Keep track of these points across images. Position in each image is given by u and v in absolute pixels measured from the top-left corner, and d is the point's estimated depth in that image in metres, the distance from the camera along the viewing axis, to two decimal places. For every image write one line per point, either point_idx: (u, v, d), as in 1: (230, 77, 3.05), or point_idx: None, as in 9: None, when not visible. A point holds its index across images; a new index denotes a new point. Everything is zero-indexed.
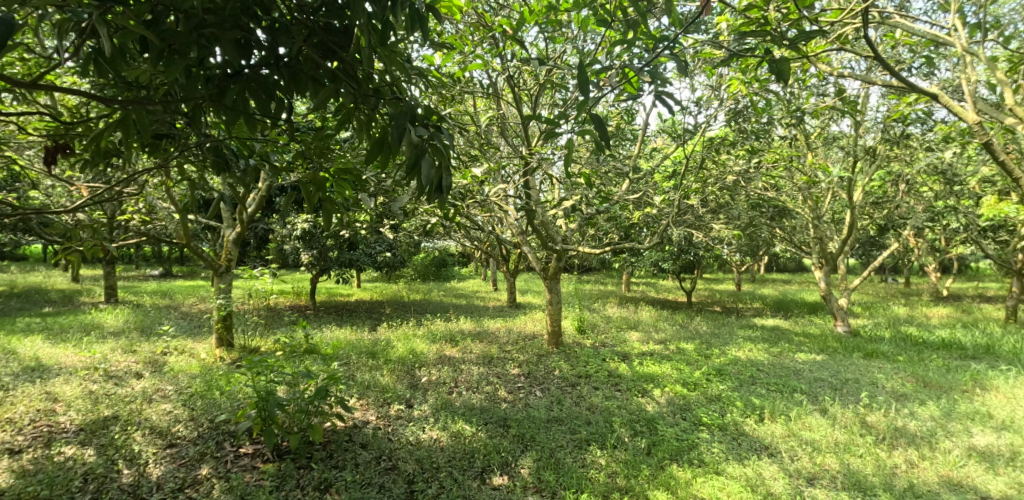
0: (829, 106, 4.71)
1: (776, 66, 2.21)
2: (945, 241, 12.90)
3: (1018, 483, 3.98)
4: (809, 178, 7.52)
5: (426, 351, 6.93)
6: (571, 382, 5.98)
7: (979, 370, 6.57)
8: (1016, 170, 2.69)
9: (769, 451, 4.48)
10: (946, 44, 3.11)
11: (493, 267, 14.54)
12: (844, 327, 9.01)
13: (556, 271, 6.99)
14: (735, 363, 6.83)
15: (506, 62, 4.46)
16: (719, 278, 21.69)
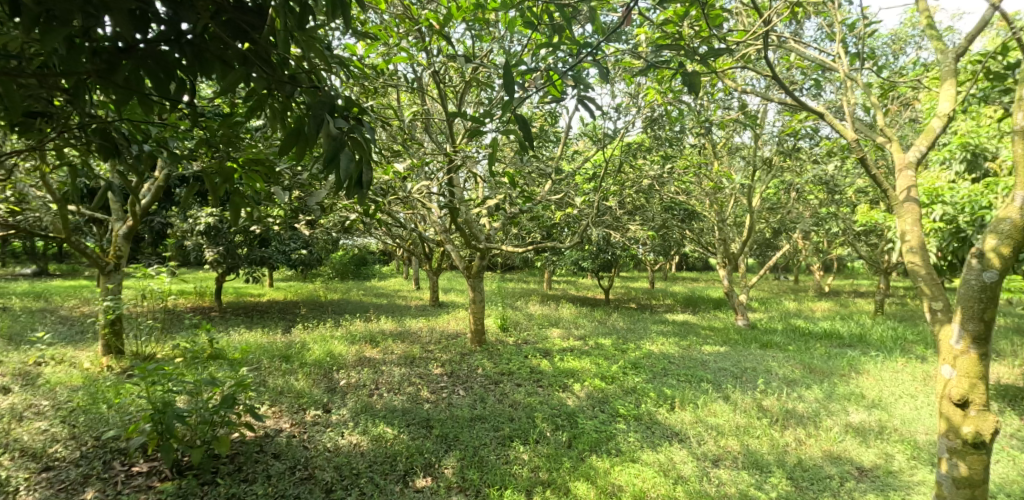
0: (734, 118, 5.05)
1: (689, 79, 2.32)
2: (828, 243, 14.20)
3: (886, 453, 4.46)
4: (714, 184, 8.02)
5: (344, 353, 6.74)
6: (494, 380, 6.04)
7: (855, 356, 7.30)
8: (885, 183, 3.00)
9: (680, 437, 4.74)
10: (832, 69, 3.55)
11: (414, 266, 14.39)
12: (744, 321, 9.68)
13: (478, 270, 7.02)
14: (649, 356, 7.17)
15: (432, 57, 4.42)
16: (635, 276, 22.63)
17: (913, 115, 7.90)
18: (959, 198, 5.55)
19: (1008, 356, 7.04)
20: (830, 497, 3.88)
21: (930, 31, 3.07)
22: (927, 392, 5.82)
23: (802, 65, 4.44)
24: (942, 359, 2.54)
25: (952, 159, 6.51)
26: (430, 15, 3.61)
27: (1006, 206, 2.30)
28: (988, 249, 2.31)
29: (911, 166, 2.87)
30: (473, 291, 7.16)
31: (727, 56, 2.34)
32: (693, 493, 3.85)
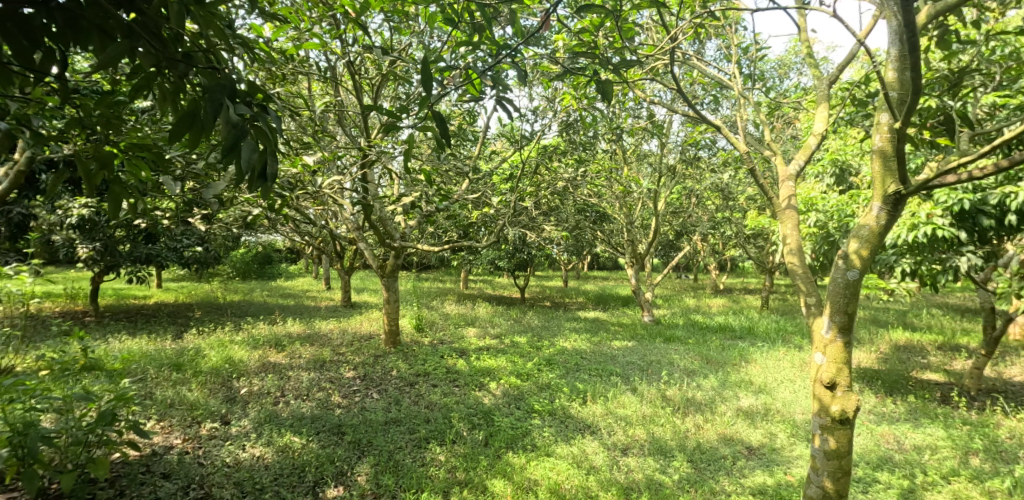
0: (643, 126, 5.31)
1: (602, 87, 2.42)
2: (723, 245, 15.28)
3: (770, 433, 4.87)
4: (624, 188, 8.40)
5: (245, 359, 6.39)
6: (409, 381, 5.96)
7: (745, 347, 7.90)
8: (771, 192, 3.28)
9: (591, 429, 4.91)
10: (728, 87, 3.81)
11: (324, 265, 13.90)
12: (650, 317, 10.19)
13: (392, 269, 6.90)
14: (562, 352, 7.37)
15: (347, 47, 4.30)
16: (548, 275, 23.12)
17: (796, 130, 8.68)
18: (831, 206, 6.18)
19: (871, 343, 7.92)
20: (725, 476, 4.19)
21: (809, 59, 3.40)
22: (804, 377, 6.42)
23: (702, 80, 4.75)
24: (813, 347, 2.79)
25: (826, 172, 7.23)
26: (346, 3, 3.50)
27: (865, 214, 2.59)
28: (850, 252, 2.60)
29: (791, 178, 3.16)
30: (387, 291, 7.03)
31: (638, 68, 2.47)
32: (603, 482, 4.02)
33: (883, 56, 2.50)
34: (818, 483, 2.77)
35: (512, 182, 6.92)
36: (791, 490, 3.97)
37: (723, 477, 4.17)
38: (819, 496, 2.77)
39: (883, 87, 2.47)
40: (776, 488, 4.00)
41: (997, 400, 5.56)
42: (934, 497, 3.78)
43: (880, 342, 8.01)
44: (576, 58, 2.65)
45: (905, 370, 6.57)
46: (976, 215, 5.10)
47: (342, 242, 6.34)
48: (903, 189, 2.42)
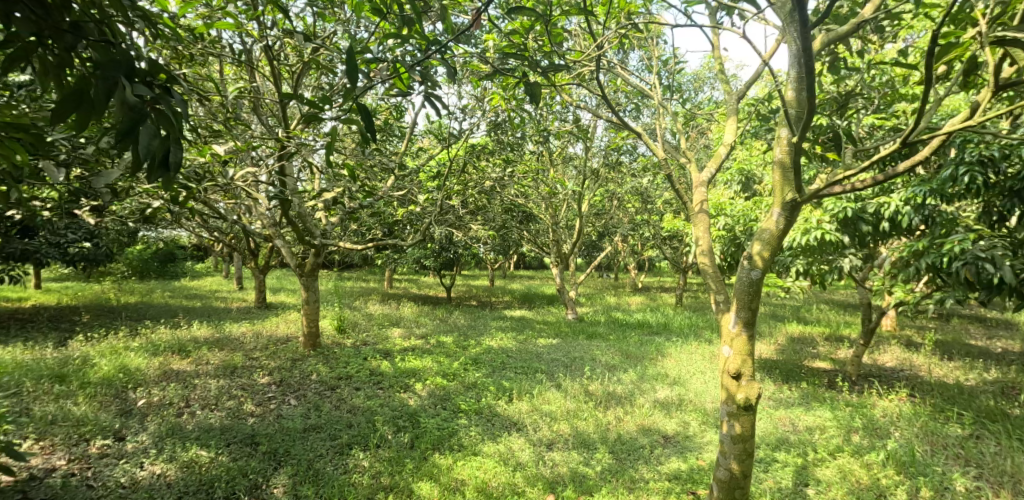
0: (569, 130, 5.45)
1: (531, 89, 2.46)
2: (642, 246, 15.93)
3: (684, 421, 5.15)
4: (549, 188, 8.56)
5: (143, 367, 5.96)
6: (330, 385, 5.79)
7: (662, 342, 8.28)
8: (686, 196, 3.46)
9: (517, 426, 4.99)
10: (648, 96, 3.98)
11: (236, 263, 13.19)
12: (574, 314, 10.45)
13: (312, 268, 6.67)
14: (488, 351, 7.41)
15: (266, 30, 4.10)
16: (475, 274, 23.15)
17: (709, 139, 9.21)
18: (738, 211, 6.59)
19: (771, 336, 8.54)
20: (643, 464, 4.38)
21: (721, 75, 3.63)
22: (713, 368, 6.83)
23: (625, 89, 4.94)
24: (722, 341, 2.97)
25: (734, 179, 7.73)
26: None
27: (767, 219, 2.79)
28: (753, 253, 2.80)
29: (704, 184, 3.35)
30: (306, 291, 6.80)
31: (566, 71, 2.52)
32: (529, 478, 4.09)
33: (784, 77, 2.67)
34: (726, 465, 2.97)
35: (439, 181, 6.89)
36: (702, 473, 4.22)
37: (642, 465, 4.35)
38: (727, 478, 2.96)
39: (783, 105, 2.65)
40: (690, 473, 4.23)
41: (874, 383, 6.18)
42: (824, 472, 4.14)
43: (779, 334, 8.65)
44: (506, 58, 2.67)
45: (798, 359, 7.15)
46: (858, 221, 5.62)
47: (258, 239, 6.05)
48: (798, 197, 2.63)
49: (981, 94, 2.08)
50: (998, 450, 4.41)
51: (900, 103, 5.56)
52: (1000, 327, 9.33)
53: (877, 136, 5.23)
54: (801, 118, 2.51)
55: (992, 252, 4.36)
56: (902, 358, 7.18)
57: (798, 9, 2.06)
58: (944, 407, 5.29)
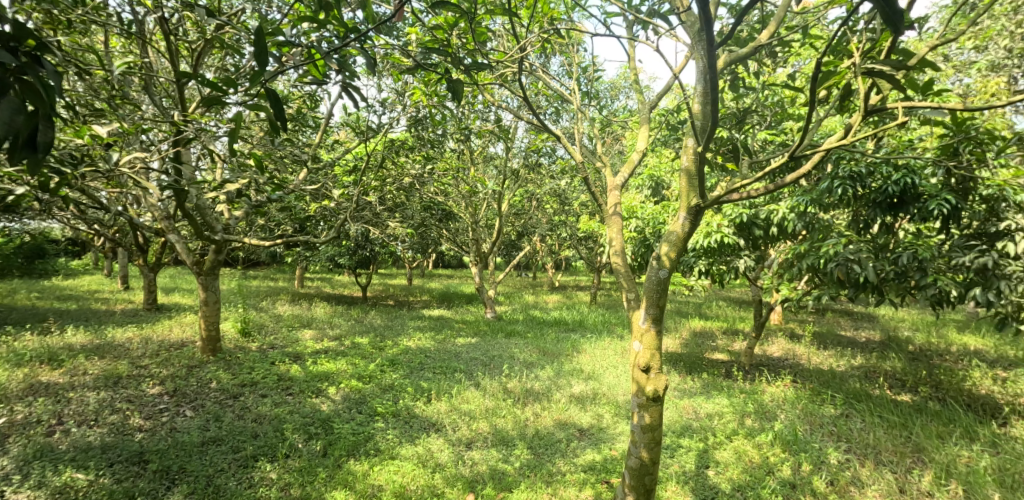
0: (489, 130, 5.48)
1: (454, 86, 2.47)
2: (559, 246, 16.30)
3: (597, 414, 5.34)
4: (469, 187, 8.53)
5: (6, 381, 5.35)
6: (232, 393, 5.48)
7: (577, 339, 8.52)
8: (601, 199, 3.60)
9: (436, 427, 4.96)
10: (568, 101, 4.08)
11: (121, 260, 12.10)
12: (493, 313, 10.52)
13: (212, 266, 6.27)
14: (406, 352, 7.31)
15: (165, 5, 3.79)
16: (394, 273, 22.68)
17: (624, 145, 9.59)
18: (648, 214, 6.91)
19: (676, 331, 9.03)
20: (560, 458, 4.50)
21: (635, 85, 3.80)
22: (624, 362, 7.14)
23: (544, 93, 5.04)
24: (633, 337, 3.16)
25: (645, 185, 8.11)
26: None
27: (674, 222, 2.96)
28: (662, 254, 2.94)
29: (617, 188, 3.50)
30: (204, 291, 6.38)
31: (489, 71, 2.55)
32: (449, 479, 4.09)
33: (690, 91, 2.83)
34: (637, 454, 3.12)
35: (355, 176, 6.72)
36: (615, 463, 4.39)
37: (559, 459, 4.47)
38: (638, 465, 3.12)
39: (690, 117, 2.81)
40: (604, 463, 4.39)
41: (764, 371, 6.70)
42: (723, 455, 4.45)
43: (684, 329, 9.17)
44: (428, 53, 2.66)
45: (700, 352, 7.62)
46: (752, 226, 6.06)
47: (149, 233, 5.59)
48: (702, 203, 2.81)
49: (855, 117, 2.32)
50: (864, 425, 4.93)
51: (789, 119, 6.07)
52: (870, 320, 10.42)
53: (770, 148, 5.67)
54: (706, 129, 2.67)
55: (860, 255, 4.86)
56: (789, 348, 7.85)
57: (704, 27, 2.19)
58: (820, 390, 5.85)
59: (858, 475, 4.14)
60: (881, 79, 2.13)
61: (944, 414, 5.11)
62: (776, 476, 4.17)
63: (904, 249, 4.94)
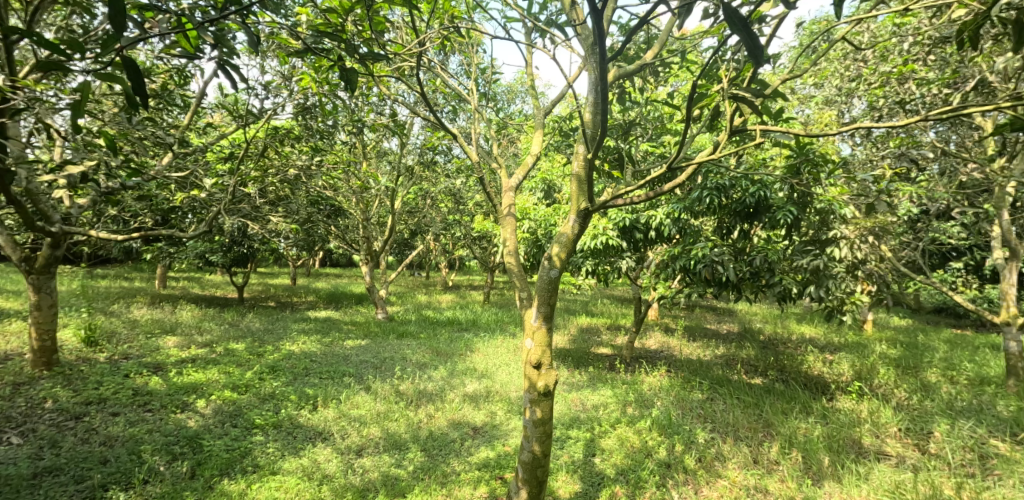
0: (383, 124, 5.30)
1: (347, 75, 2.42)
2: (453, 245, 16.19)
3: (490, 412, 5.38)
4: (361, 182, 8.13)
5: None
6: (74, 413, 4.77)
7: (469, 339, 8.48)
8: (496, 200, 3.64)
9: (323, 436, 4.71)
10: (464, 100, 4.07)
11: None
12: (384, 314, 10.14)
13: (47, 264, 5.34)
14: (289, 357, 6.85)
15: None
16: (274, 272, 21.20)
17: (518, 148, 9.76)
18: (540, 216, 7.09)
19: (564, 328, 9.39)
20: (455, 457, 4.49)
21: (531, 90, 3.91)
22: (516, 359, 7.27)
23: (442, 90, 4.98)
24: (524, 334, 3.23)
25: (537, 188, 8.30)
26: None
27: (565, 224, 3.09)
28: (553, 254, 3.07)
29: (512, 189, 3.57)
30: (36, 293, 5.43)
31: (384, 62, 2.51)
32: (338, 489, 3.92)
33: (584, 100, 2.96)
34: (529, 448, 3.20)
35: (232, 164, 6.17)
36: (508, 458, 4.47)
37: (453, 458, 4.46)
38: (530, 459, 3.20)
39: (583, 125, 2.95)
40: (497, 459, 4.45)
41: (643, 363, 7.18)
42: (607, 442, 4.71)
43: (571, 326, 9.55)
44: (319, 37, 2.55)
45: (587, 347, 7.99)
46: (633, 229, 6.44)
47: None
48: (590, 206, 2.95)
49: (722, 135, 2.56)
50: (726, 407, 5.48)
51: (667, 133, 6.59)
52: (732, 314, 11.59)
53: (650, 157, 6.11)
54: (595, 138, 2.88)
55: (723, 257, 5.41)
56: (664, 342, 8.49)
57: (597, 41, 2.30)
58: (690, 378, 6.40)
59: (722, 451, 4.58)
60: (743, 103, 2.37)
61: (789, 393, 5.82)
62: (653, 457, 4.50)
63: (757, 252, 5.57)
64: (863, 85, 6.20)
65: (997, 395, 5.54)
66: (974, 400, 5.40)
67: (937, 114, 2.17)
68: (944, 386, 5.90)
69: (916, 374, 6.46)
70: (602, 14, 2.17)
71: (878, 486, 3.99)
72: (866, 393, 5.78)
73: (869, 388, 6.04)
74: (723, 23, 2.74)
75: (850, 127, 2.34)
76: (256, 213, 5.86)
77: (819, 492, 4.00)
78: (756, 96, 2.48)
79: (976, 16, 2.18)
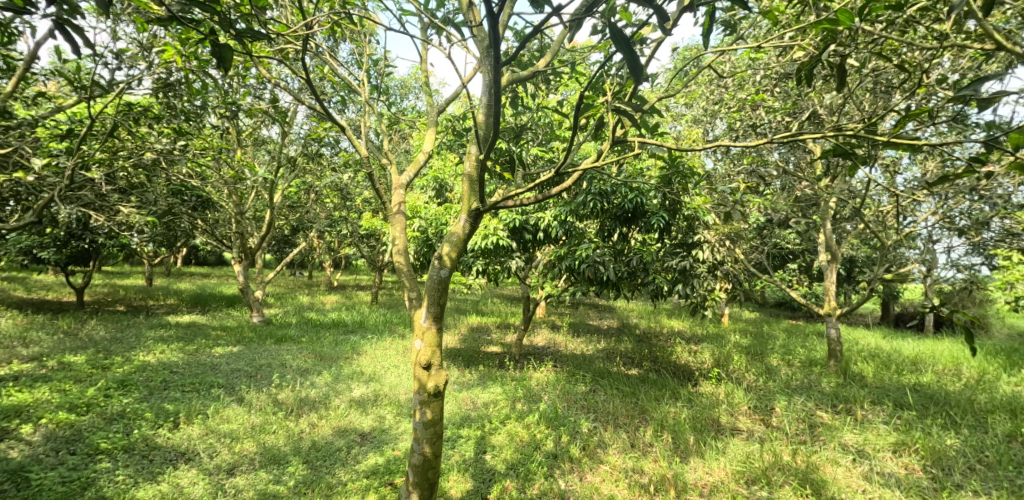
0: (262, 109, 4.80)
1: (219, 51, 2.30)
2: (338, 242, 15.14)
3: (380, 416, 5.13)
4: (236, 172, 7.17)
5: None
6: None
7: (356, 340, 7.90)
8: (386, 197, 3.55)
9: (186, 457, 4.37)
10: (355, 92, 3.87)
11: None
12: (260, 317, 9.11)
13: None
14: (142, 369, 5.97)
15: None
16: (122, 270, 18.30)
17: (410, 145, 9.39)
18: (431, 215, 6.77)
19: (454, 327, 9.24)
20: (340, 467, 4.30)
21: (426, 87, 3.84)
22: (407, 361, 6.85)
23: (330, 79, 4.69)
24: (415, 335, 3.16)
25: (428, 186, 8.06)
26: None
27: (456, 224, 3.07)
28: (443, 253, 3.04)
29: (402, 187, 3.48)
30: None
31: (264, 40, 2.44)
32: None
33: (477, 101, 2.92)
34: (419, 450, 3.14)
35: (69, 144, 5.31)
36: (399, 462, 4.33)
37: (339, 469, 4.26)
38: (422, 461, 3.14)
39: (475, 126, 2.90)
40: (387, 465, 4.30)
41: (531, 359, 7.32)
42: (497, 438, 4.79)
43: (461, 325, 9.44)
44: (189, 6, 2.38)
45: (477, 346, 7.97)
46: (522, 230, 6.45)
47: None
48: (481, 207, 2.95)
49: (606, 144, 2.72)
50: (606, 397, 5.79)
51: (555, 139, 6.87)
52: (612, 310, 12.31)
53: (539, 163, 6.34)
54: (488, 140, 2.83)
55: (604, 258, 5.79)
56: (550, 338, 8.77)
57: (494, 45, 2.30)
58: (574, 372, 6.70)
59: (604, 438, 4.86)
60: (625, 116, 2.56)
61: (660, 381, 6.30)
62: (541, 450, 4.64)
63: (634, 253, 6.02)
64: (724, 108, 6.98)
65: (822, 374, 6.50)
66: (805, 380, 6.27)
67: (780, 138, 2.46)
68: (783, 368, 6.78)
69: (762, 359, 7.37)
70: (499, 18, 2.18)
71: (733, 458, 4.50)
72: (722, 378, 6.46)
73: (726, 373, 6.74)
74: (609, 40, 2.93)
75: (713, 144, 2.59)
76: (100, 202, 5.28)
77: (686, 468, 4.41)
78: (637, 110, 2.60)
79: (811, 58, 2.51)
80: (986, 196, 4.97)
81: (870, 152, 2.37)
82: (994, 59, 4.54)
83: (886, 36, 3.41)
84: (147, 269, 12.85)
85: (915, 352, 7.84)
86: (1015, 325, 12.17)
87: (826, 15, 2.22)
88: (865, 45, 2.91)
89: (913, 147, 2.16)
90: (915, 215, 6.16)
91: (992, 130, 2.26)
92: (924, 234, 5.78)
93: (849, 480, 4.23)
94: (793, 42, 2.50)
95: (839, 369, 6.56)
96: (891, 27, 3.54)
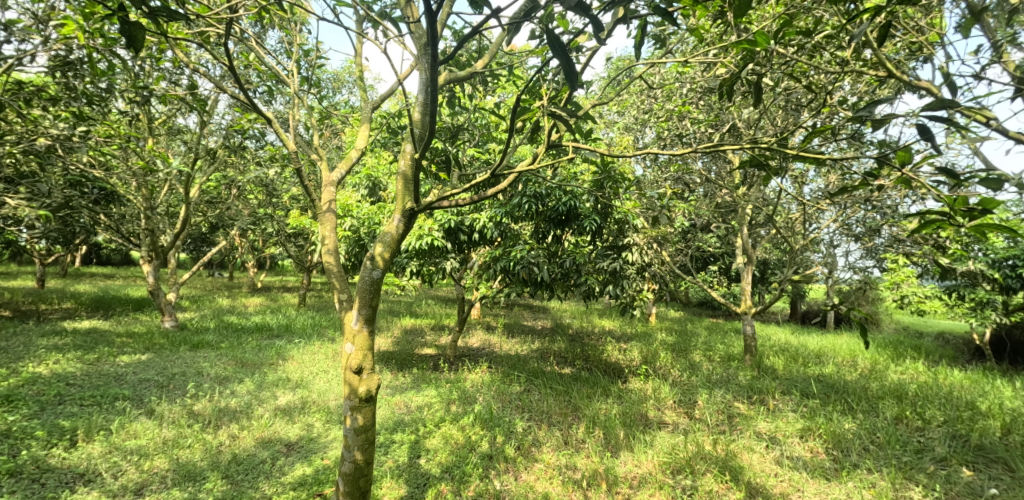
0: (181, 96, 4.45)
1: (128, 29, 2.10)
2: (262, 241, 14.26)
3: (308, 424, 4.87)
4: (146, 164, 6.35)
5: None
6: None
7: (281, 345, 7.47)
8: (315, 194, 3.36)
9: (86, 478, 3.95)
10: (284, 82, 3.63)
11: None
12: (173, 322, 8.34)
13: None
14: (32, 382, 5.29)
15: None
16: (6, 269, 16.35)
17: (343, 142, 8.98)
18: (363, 213, 6.50)
19: (386, 330, 8.97)
20: (264, 481, 4.04)
21: (360, 82, 3.68)
22: (337, 365, 6.54)
23: (256, 67, 4.41)
24: (344, 339, 3.04)
25: (361, 184, 7.73)
26: None
27: (389, 224, 2.98)
28: (376, 254, 2.94)
29: (334, 184, 3.34)
30: None
31: (182, 21, 2.23)
32: None
33: (412, 99, 2.81)
34: (350, 458, 3.06)
35: None
36: (328, 472, 4.13)
37: (262, 482, 4.00)
38: (352, 469, 3.06)
39: (410, 124, 2.79)
40: (315, 475, 4.09)
41: (466, 361, 7.26)
42: (432, 442, 4.72)
43: (394, 328, 9.17)
44: None
45: (410, 348, 7.79)
46: (457, 230, 6.42)
47: None
48: (415, 207, 2.88)
49: (539, 148, 2.71)
50: (540, 397, 5.88)
51: (492, 141, 6.87)
52: (545, 310, 12.56)
53: (476, 163, 6.30)
54: (423, 139, 2.74)
55: (538, 260, 5.87)
56: (485, 339, 8.75)
57: (430, 42, 2.24)
58: (509, 372, 6.74)
59: (538, 437, 4.93)
60: (559, 121, 2.60)
61: (591, 379, 6.46)
62: (476, 451, 4.63)
63: (567, 255, 6.14)
64: (655, 118, 7.33)
65: (739, 368, 6.99)
66: (724, 374, 6.71)
67: (702, 148, 2.49)
68: (704, 363, 7.21)
69: (685, 356, 7.79)
70: (436, 15, 2.13)
71: (660, 450, 4.72)
72: (650, 374, 6.74)
73: (653, 369, 7.05)
74: (545, 46, 2.93)
75: (642, 152, 2.61)
76: None
77: (616, 462, 4.56)
78: (569, 116, 2.66)
79: (732, 74, 2.65)
80: (876, 205, 5.51)
81: (781, 163, 2.53)
82: (885, 85, 5.11)
83: (798, 60, 3.69)
84: (36, 270, 11.46)
85: (819, 347, 8.60)
86: (898, 320, 13.64)
87: (747, 35, 2.36)
88: (779, 66, 3.14)
89: (819, 160, 2.33)
90: (818, 223, 6.76)
91: (884, 149, 2.47)
92: (827, 239, 6.37)
93: (762, 465, 4.58)
94: (716, 59, 2.64)
95: (754, 363, 7.10)
96: (801, 52, 3.87)
